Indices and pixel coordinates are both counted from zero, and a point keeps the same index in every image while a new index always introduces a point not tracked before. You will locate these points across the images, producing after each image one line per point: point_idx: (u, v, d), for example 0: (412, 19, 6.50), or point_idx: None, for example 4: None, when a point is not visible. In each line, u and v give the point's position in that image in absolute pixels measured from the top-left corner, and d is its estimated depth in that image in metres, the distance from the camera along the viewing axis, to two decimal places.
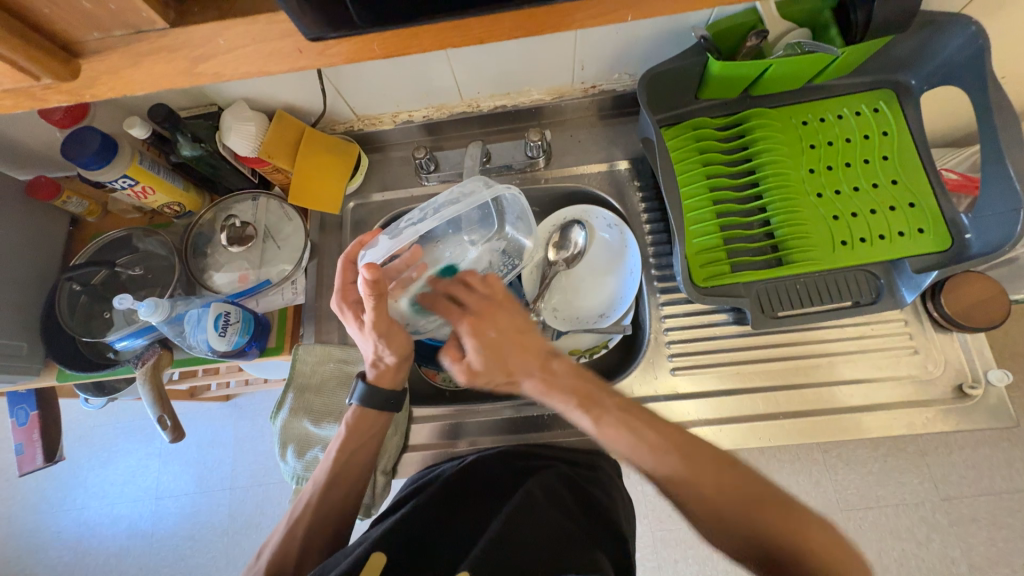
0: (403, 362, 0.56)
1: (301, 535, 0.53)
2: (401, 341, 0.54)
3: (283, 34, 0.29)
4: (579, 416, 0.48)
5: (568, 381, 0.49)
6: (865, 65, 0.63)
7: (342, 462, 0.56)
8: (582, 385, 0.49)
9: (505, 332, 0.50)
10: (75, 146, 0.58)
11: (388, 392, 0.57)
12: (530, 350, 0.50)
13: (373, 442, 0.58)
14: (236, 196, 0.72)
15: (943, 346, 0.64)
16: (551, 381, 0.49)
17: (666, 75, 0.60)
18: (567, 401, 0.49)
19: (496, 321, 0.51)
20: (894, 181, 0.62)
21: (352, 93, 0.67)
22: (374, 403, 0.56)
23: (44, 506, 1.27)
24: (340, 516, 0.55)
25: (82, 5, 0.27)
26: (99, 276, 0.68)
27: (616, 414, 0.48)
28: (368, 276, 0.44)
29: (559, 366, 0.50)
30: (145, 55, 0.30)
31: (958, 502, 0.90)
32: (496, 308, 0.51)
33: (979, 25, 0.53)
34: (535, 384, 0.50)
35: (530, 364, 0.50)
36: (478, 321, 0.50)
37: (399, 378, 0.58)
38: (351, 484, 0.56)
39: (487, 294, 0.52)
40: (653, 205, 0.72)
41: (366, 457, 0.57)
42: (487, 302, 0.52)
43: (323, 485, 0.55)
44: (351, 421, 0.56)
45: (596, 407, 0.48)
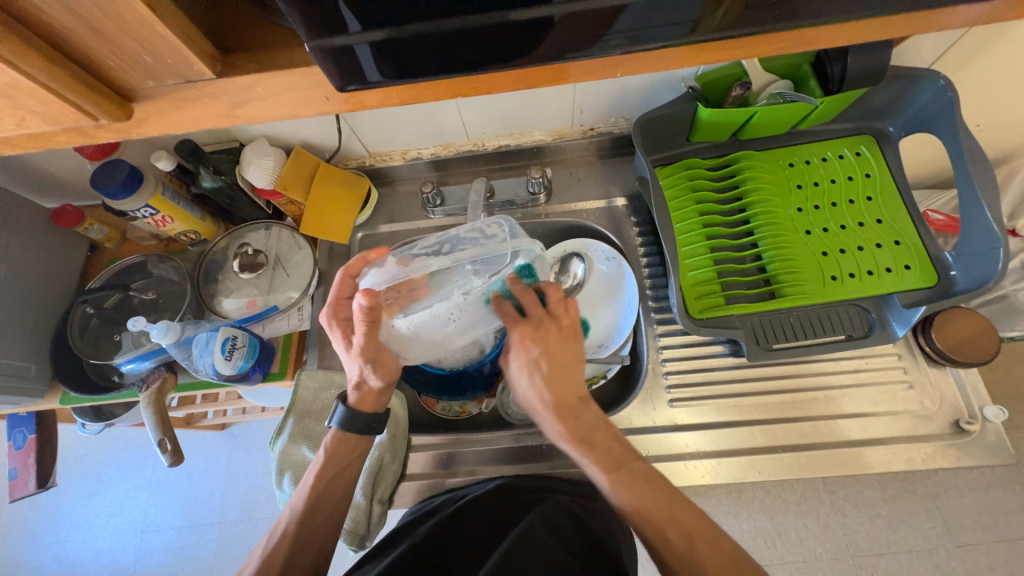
0: (386, 388, 0.57)
1: (278, 566, 0.51)
2: (389, 367, 0.55)
3: (313, 85, 0.33)
4: (594, 470, 0.49)
5: (592, 434, 0.51)
6: (846, 113, 0.68)
7: (321, 489, 0.55)
8: (607, 440, 0.50)
9: (552, 357, 0.52)
10: (104, 178, 0.62)
11: (369, 417, 0.57)
12: (561, 389, 0.52)
13: (353, 466, 0.58)
14: (250, 225, 0.74)
15: (937, 381, 0.65)
16: (575, 428, 0.51)
17: (659, 120, 0.64)
18: (587, 452, 0.49)
19: (549, 342, 0.53)
20: (879, 220, 0.65)
21: (367, 132, 0.72)
22: (356, 427, 0.56)
23: (25, 538, 1.23)
24: (319, 543, 0.54)
25: (143, 59, 0.31)
26: (112, 299, 0.70)
27: (633, 475, 0.47)
28: (364, 302, 0.49)
29: (585, 414, 0.52)
30: (190, 100, 0.33)
31: (974, 549, 0.86)
32: (555, 331, 0.53)
33: (947, 80, 0.57)
34: (556, 423, 0.51)
35: (556, 402, 0.52)
36: (529, 335, 0.53)
37: (381, 402, 0.58)
38: (333, 508, 0.56)
39: (555, 313, 0.54)
40: (649, 239, 0.75)
41: (347, 482, 0.57)
42: (549, 323, 0.54)
43: (300, 513, 0.54)
44: (330, 446, 0.56)
45: (618, 465, 0.48)
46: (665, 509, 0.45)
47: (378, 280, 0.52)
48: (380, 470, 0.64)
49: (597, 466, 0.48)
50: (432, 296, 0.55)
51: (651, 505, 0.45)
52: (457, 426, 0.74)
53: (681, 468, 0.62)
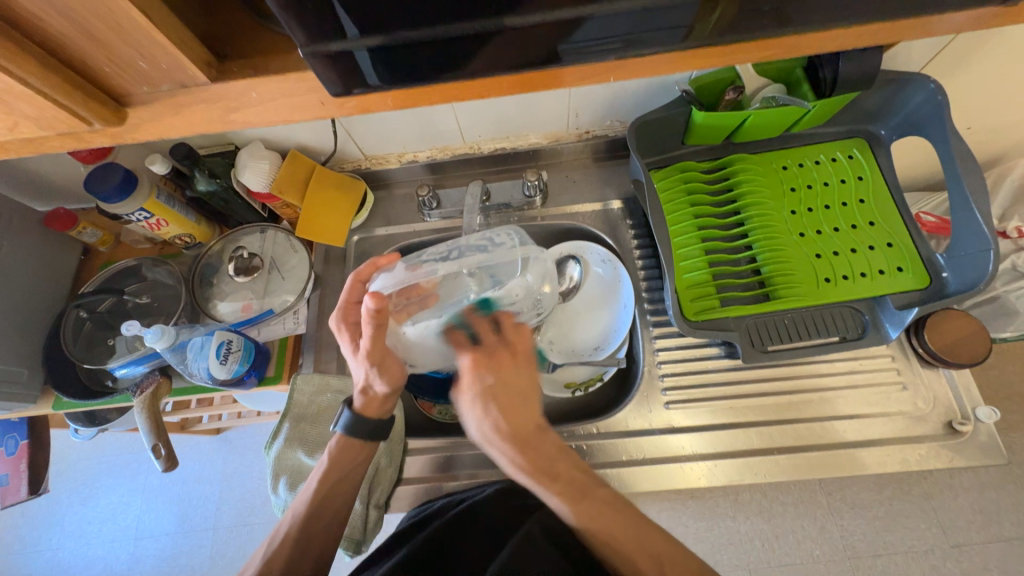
0: (391, 394, 0.57)
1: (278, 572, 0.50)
2: (394, 372, 0.54)
3: (309, 90, 0.33)
4: (557, 502, 0.47)
5: (554, 466, 0.48)
6: (837, 117, 0.68)
7: (324, 493, 0.55)
8: (572, 473, 0.48)
9: (504, 388, 0.49)
10: (97, 181, 0.61)
11: (374, 422, 0.57)
12: (518, 421, 0.48)
13: (356, 472, 0.58)
14: (246, 229, 0.74)
15: (930, 382, 0.65)
16: (536, 462, 0.48)
17: (654, 123, 0.65)
18: (550, 487, 0.47)
19: (502, 371, 0.49)
20: (872, 223, 0.66)
21: (362, 135, 0.72)
22: (360, 431, 0.56)
23: (17, 545, 1.21)
24: (319, 549, 0.54)
25: (138, 65, 0.31)
26: (106, 304, 0.70)
27: (596, 500, 0.47)
28: (371, 305, 0.46)
29: (544, 445, 0.49)
30: (185, 105, 0.33)
31: (969, 549, 0.87)
32: (509, 357, 0.50)
33: (936, 84, 0.58)
34: (515, 457, 0.48)
35: (516, 435, 0.48)
36: (482, 363, 0.49)
37: (386, 409, 0.58)
38: (334, 514, 0.55)
39: (508, 340, 0.51)
40: (645, 242, 0.76)
41: (351, 486, 0.57)
42: (503, 348, 0.51)
43: (302, 518, 0.54)
44: (335, 451, 0.56)
45: (583, 494, 0.47)
46: (636, 543, 0.45)
47: (387, 282, 0.53)
48: (377, 473, 0.64)
49: (561, 498, 0.47)
50: (440, 303, 0.54)
51: (608, 526, 0.46)
52: (454, 429, 0.73)
53: (677, 471, 0.63)
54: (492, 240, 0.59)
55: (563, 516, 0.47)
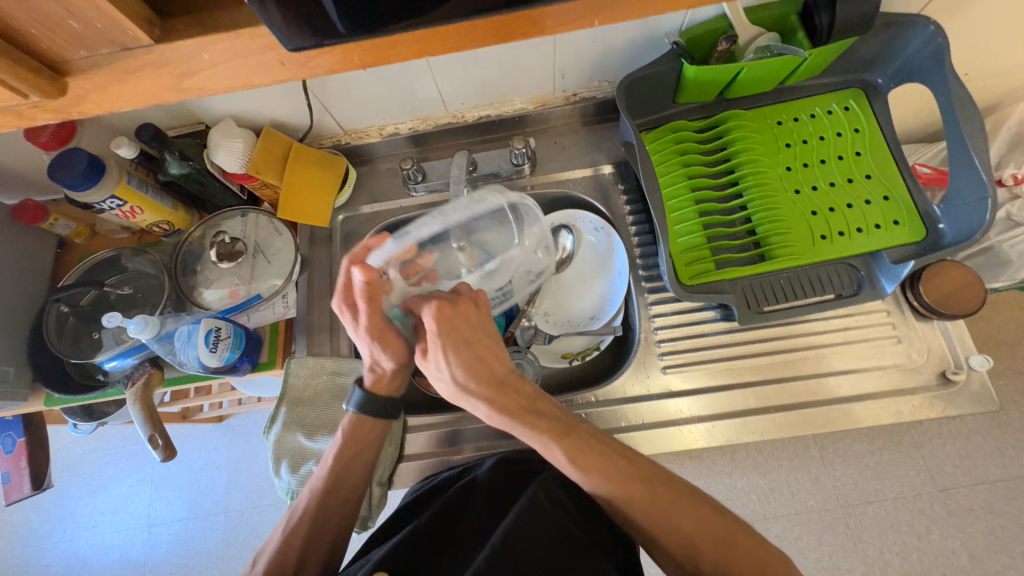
0: (401, 370, 0.56)
1: (298, 546, 0.51)
2: (396, 347, 0.53)
3: (266, 48, 0.31)
4: (546, 444, 0.46)
5: (537, 406, 0.48)
6: (833, 66, 0.66)
7: (339, 469, 0.55)
8: (551, 411, 0.48)
9: (472, 332, 0.47)
10: (62, 168, 0.58)
11: (384, 400, 0.57)
12: (490, 364, 0.48)
13: (371, 448, 0.57)
14: (226, 213, 0.72)
15: (924, 334, 0.65)
16: (516, 406, 0.47)
17: (643, 81, 0.62)
18: (535, 430, 0.46)
19: (469, 319, 0.47)
20: (869, 175, 0.64)
21: (338, 107, 0.68)
22: (372, 409, 0.56)
23: (31, 539, 1.23)
24: (336, 522, 0.55)
25: (73, 27, 0.29)
26: (87, 297, 0.68)
27: (586, 437, 0.47)
28: (362, 277, 0.45)
29: (522, 387, 0.48)
30: (132, 71, 0.31)
31: (955, 492, 0.90)
32: (474, 306, 0.48)
33: (937, 25, 0.55)
34: (494, 402, 0.47)
35: (489, 377, 0.47)
36: (447, 310, 0.46)
37: (396, 387, 0.58)
38: (349, 491, 0.56)
39: (473, 295, 0.49)
40: (638, 207, 0.74)
41: (365, 462, 0.57)
42: (465, 298, 0.48)
43: (319, 493, 0.54)
44: (348, 428, 0.56)
45: (570, 431, 0.47)
46: (626, 479, 0.45)
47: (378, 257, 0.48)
48: (377, 452, 0.64)
49: (547, 436, 0.46)
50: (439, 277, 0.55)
51: (614, 469, 0.46)
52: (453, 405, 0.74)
53: (674, 433, 0.63)
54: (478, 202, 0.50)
55: (552, 456, 0.47)
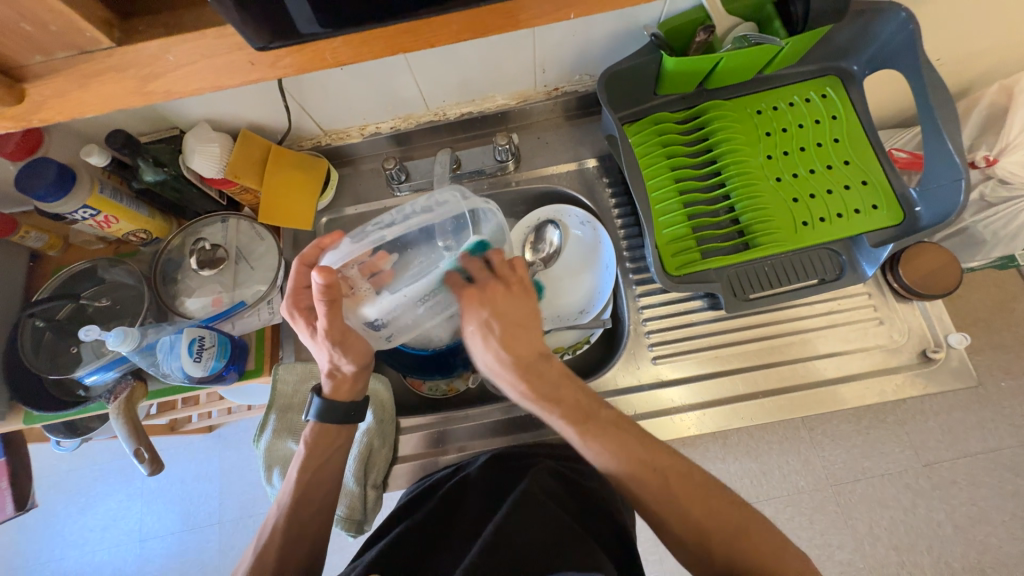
0: (359, 374, 0.56)
1: (270, 566, 0.50)
2: (358, 349, 0.53)
3: (233, 49, 0.31)
4: (563, 425, 0.50)
5: (557, 390, 0.51)
6: (809, 55, 0.66)
7: (307, 481, 0.54)
8: (577, 395, 0.51)
9: (503, 317, 0.53)
10: (30, 179, 0.56)
11: (346, 406, 0.56)
12: (519, 348, 0.53)
13: (338, 456, 0.57)
14: (205, 219, 0.70)
15: (905, 315, 0.67)
16: (539, 384, 0.51)
17: (623, 74, 0.62)
18: (552, 409, 0.50)
19: (497, 303, 0.53)
20: (847, 162, 0.65)
21: (317, 108, 0.67)
22: (334, 417, 0.55)
23: (19, 560, 1.20)
24: (312, 535, 0.54)
25: (26, 30, 0.28)
26: (63, 310, 0.65)
27: (605, 427, 0.49)
28: (321, 280, 0.44)
29: (549, 371, 0.52)
30: (92, 76, 0.30)
31: (940, 466, 0.92)
32: (504, 289, 0.54)
33: (908, 11, 0.56)
34: (521, 384, 0.52)
35: (517, 362, 0.52)
36: (479, 296, 0.53)
37: (357, 390, 0.57)
38: (321, 500, 0.55)
39: (504, 275, 0.55)
40: (623, 200, 0.74)
41: (331, 472, 0.56)
42: (499, 283, 0.55)
43: (288, 508, 0.53)
44: (310, 438, 0.55)
45: (586, 416, 0.50)
46: (635, 459, 0.47)
47: (335, 258, 0.48)
48: (371, 455, 0.64)
49: (565, 420, 0.49)
50: (396, 279, 0.52)
51: (624, 447, 0.47)
52: (446, 404, 0.73)
53: (667, 422, 0.64)
54: (436, 203, 0.52)
55: (570, 439, 0.50)
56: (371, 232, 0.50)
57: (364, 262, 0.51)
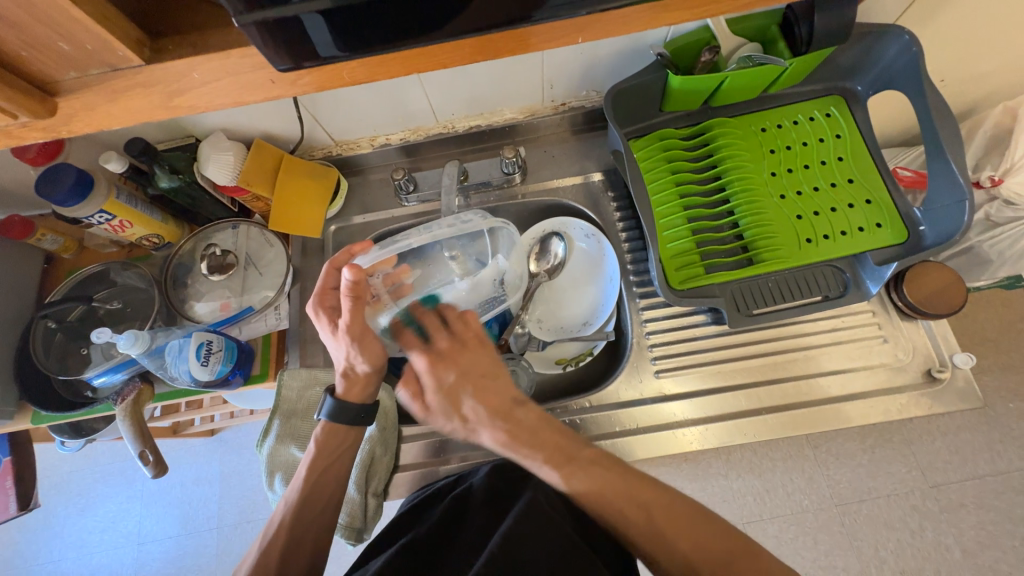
0: (372, 378, 0.55)
1: (274, 563, 0.50)
2: (374, 350, 0.53)
3: (255, 67, 0.32)
4: (547, 471, 0.46)
5: (538, 435, 0.48)
6: (813, 75, 0.68)
7: (314, 480, 0.54)
8: (548, 435, 0.48)
9: (466, 375, 0.49)
10: (50, 184, 0.58)
11: (357, 407, 0.55)
12: (491, 399, 0.48)
13: (346, 457, 0.57)
14: (216, 225, 0.71)
15: (909, 334, 0.67)
16: (516, 432, 0.48)
17: (629, 91, 0.63)
18: (534, 456, 0.47)
19: (461, 362, 0.49)
20: (851, 180, 0.66)
21: (330, 120, 0.68)
22: (344, 418, 0.55)
23: (17, 560, 1.20)
24: (313, 536, 0.53)
25: (61, 49, 0.29)
26: (76, 312, 0.67)
27: (586, 466, 0.46)
28: (350, 276, 0.47)
29: (526, 416, 0.48)
30: (120, 91, 0.32)
31: (947, 488, 0.91)
32: (461, 346, 0.50)
33: (911, 34, 0.57)
34: (497, 436, 0.48)
35: (493, 414, 0.48)
36: (439, 362, 0.49)
37: (368, 393, 0.56)
38: (328, 499, 0.55)
39: (460, 332, 0.51)
40: (628, 213, 0.75)
41: (338, 475, 0.56)
42: (452, 342, 0.50)
43: (295, 504, 0.54)
44: (320, 438, 0.55)
45: (568, 458, 0.47)
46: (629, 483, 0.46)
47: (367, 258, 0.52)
48: (372, 463, 0.64)
49: (548, 465, 0.46)
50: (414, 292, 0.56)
51: (620, 478, 0.46)
52: None
53: (669, 437, 0.64)
54: (460, 221, 0.56)
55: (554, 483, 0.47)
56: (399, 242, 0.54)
57: (387, 273, 0.54)
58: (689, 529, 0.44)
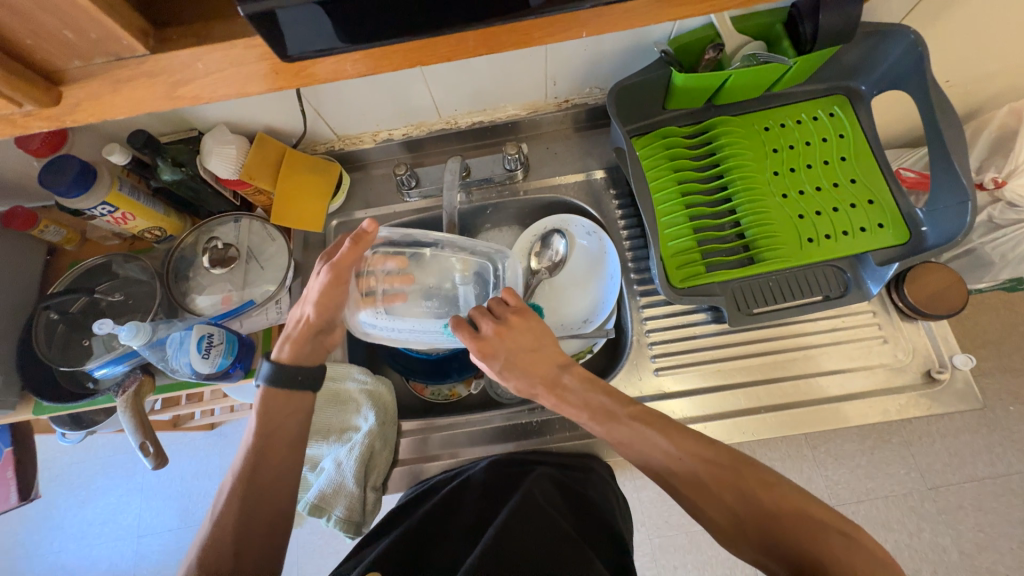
0: (314, 340, 0.57)
1: (228, 542, 0.49)
2: (330, 307, 0.55)
3: (259, 58, 0.32)
4: (592, 427, 0.52)
5: (580, 397, 0.52)
6: (818, 74, 0.67)
7: (259, 450, 0.53)
8: (593, 397, 0.52)
9: (517, 354, 0.54)
10: (53, 175, 0.58)
11: (293, 368, 0.56)
12: (539, 371, 0.54)
13: (292, 425, 0.56)
14: (218, 219, 0.72)
15: (910, 335, 0.67)
16: (564, 397, 0.53)
17: (632, 88, 0.63)
18: (580, 415, 0.52)
19: (507, 342, 0.54)
20: (853, 180, 0.66)
21: (332, 114, 0.68)
22: (282, 379, 0.55)
23: (17, 551, 1.21)
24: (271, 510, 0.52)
25: (65, 37, 0.29)
26: (78, 304, 0.67)
27: (628, 423, 0.50)
28: (365, 226, 0.52)
29: (570, 381, 0.53)
30: (125, 80, 0.32)
31: (945, 490, 0.91)
32: (507, 329, 0.54)
33: (917, 34, 0.57)
34: (551, 400, 0.53)
35: (541, 380, 0.53)
36: (489, 348, 0.53)
37: (305, 356, 0.57)
38: (278, 474, 0.53)
39: (502, 313, 0.55)
40: (629, 211, 0.75)
41: (285, 444, 0.55)
42: (500, 326, 0.54)
43: (242, 477, 0.52)
44: (260, 404, 0.55)
45: (608, 417, 0.51)
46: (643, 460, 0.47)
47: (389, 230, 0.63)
48: (371, 457, 0.64)
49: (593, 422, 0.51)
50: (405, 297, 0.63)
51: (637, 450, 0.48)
52: (447, 409, 0.74)
53: None
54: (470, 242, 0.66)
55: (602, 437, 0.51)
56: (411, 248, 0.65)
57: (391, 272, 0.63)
58: (733, 485, 0.44)
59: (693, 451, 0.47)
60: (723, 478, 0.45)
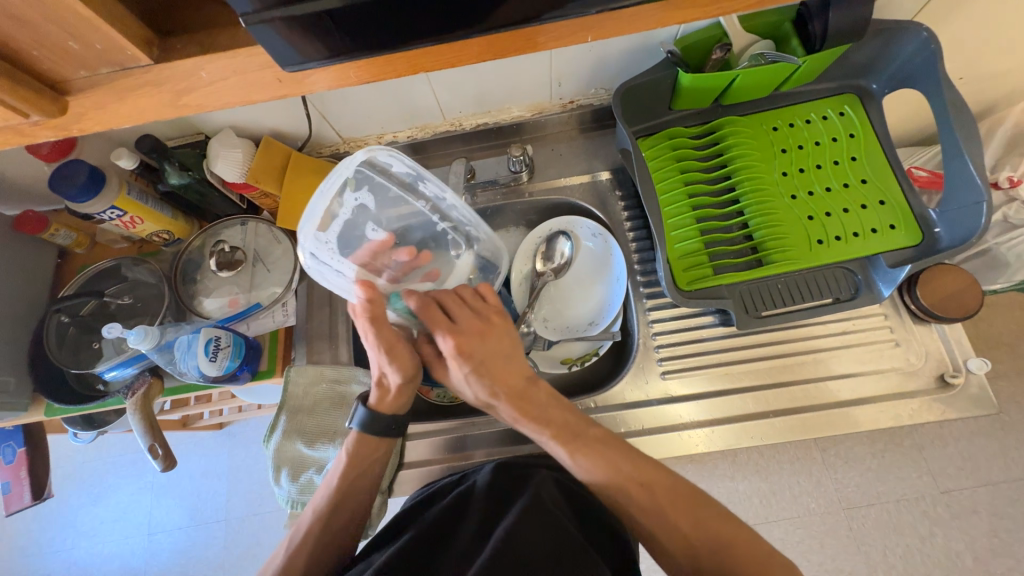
0: (406, 387, 0.56)
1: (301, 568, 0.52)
2: (404, 360, 0.54)
3: (262, 66, 0.32)
4: (554, 446, 0.51)
5: (546, 412, 0.52)
6: (827, 73, 0.66)
7: (344, 489, 0.56)
8: (560, 416, 0.52)
9: (489, 356, 0.53)
10: (63, 180, 0.59)
11: (389, 418, 0.57)
12: (511, 377, 0.53)
13: (375, 468, 0.58)
14: (225, 222, 0.72)
15: (922, 338, 0.66)
16: (528, 408, 0.52)
17: (638, 89, 0.62)
18: (543, 431, 0.52)
19: (487, 344, 0.53)
20: (864, 180, 0.65)
21: (338, 117, 0.68)
22: (373, 428, 0.56)
23: (32, 548, 1.23)
24: (341, 545, 0.55)
25: (71, 47, 0.29)
26: (88, 306, 0.67)
27: (590, 445, 0.50)
28: (363, 294, 0.48)
29: (537, 395, 0.53)
30: (129, 90, 0.32)
31: (958, 494, 0.90)
32: (487, 329, 0.53)
33: (930, 31, 0.55)
34: (514, 410, 0.53)
35: (509, 390, 0.53)
36: (467, 344, 0.52)
37: (401, 404, 0.58)
38: (352, 512, 0.56)
39: (481, 310, 0.54)
40: (636, 213, 0.74)
41: (367, 487, 0.57)
42: (481, 325, 0.53)
43: (323, 514, 0.55)
44: (351, 448, 0.56)
45: (573, 436, 0.51)
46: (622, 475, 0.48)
47: (388, 159, 0.51)
48: (378, 460, 0.63)
49: (555, 440, 0.51)
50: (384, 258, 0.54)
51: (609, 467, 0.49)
52: (453, 412, 0.74)
53: (675, 439, 0.63)
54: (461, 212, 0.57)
55: (562, 459, 0.51)
56: (397, 192, 0.54)
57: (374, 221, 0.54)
58: (692, 512, 0.47)
59: (652, 476, 0.48)
60: (680, 499, 0.47)
